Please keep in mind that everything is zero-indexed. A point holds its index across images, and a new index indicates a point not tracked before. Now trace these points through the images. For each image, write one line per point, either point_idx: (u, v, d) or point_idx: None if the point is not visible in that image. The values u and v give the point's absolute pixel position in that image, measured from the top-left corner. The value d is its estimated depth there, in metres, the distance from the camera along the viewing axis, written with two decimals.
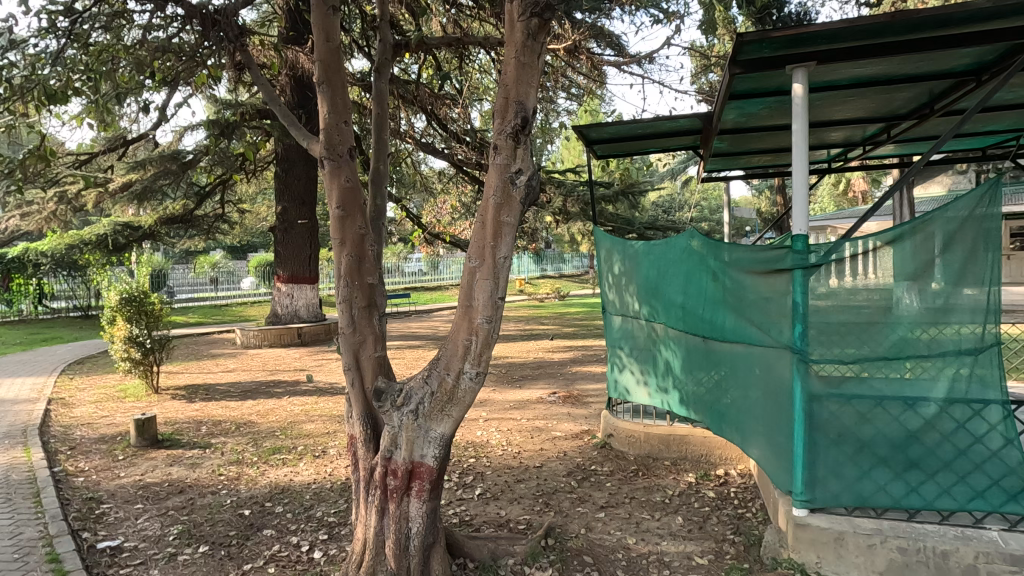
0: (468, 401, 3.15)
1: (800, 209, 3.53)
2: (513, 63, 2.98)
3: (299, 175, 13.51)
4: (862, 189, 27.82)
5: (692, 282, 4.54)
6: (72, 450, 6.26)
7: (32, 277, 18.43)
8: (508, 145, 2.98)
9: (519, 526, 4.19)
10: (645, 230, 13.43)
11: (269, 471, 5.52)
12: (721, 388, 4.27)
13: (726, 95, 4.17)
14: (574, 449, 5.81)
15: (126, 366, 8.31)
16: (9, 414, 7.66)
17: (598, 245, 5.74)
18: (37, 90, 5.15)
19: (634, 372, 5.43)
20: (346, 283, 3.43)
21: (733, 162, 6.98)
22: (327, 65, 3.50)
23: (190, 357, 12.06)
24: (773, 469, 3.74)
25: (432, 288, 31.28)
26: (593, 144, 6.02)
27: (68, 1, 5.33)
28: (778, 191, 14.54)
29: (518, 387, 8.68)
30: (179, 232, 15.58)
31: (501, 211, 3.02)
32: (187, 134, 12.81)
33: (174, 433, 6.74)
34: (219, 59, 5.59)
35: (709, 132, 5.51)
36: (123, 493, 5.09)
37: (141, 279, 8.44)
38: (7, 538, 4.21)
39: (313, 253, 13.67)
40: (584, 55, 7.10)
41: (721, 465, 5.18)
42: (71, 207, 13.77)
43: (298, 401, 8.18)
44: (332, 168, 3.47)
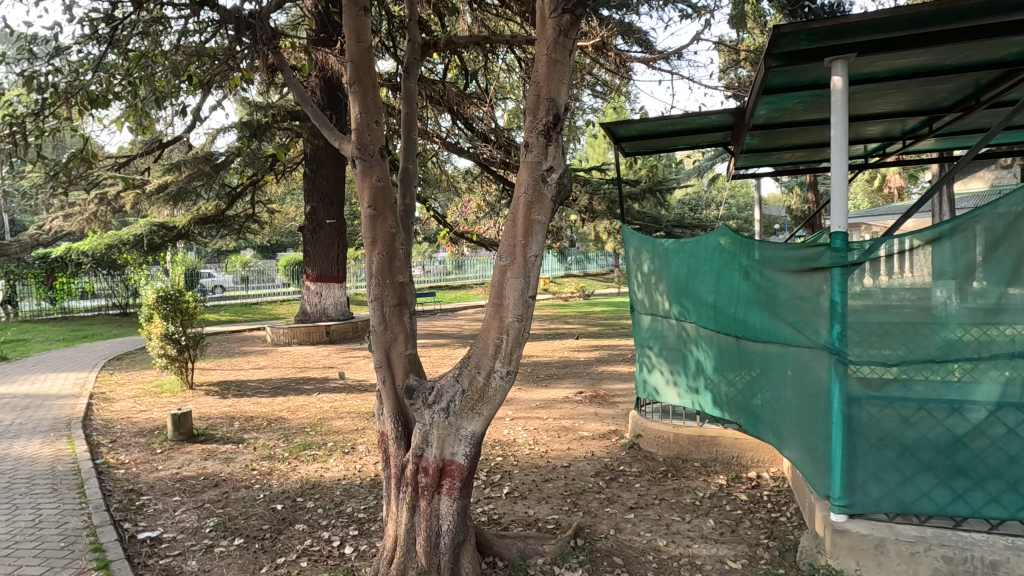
0: (499, 400, 3.15)
1: (838, 207, 3.43)
2: (544, 60, 2.97)
3: (327, 175, 13.71)
4: (899, 185, 27.02)
5: (723, 280, 4.46)
6: (112, 443, 6.47)
7: (74, 277, 19.33)
8: (540, 143, 2.97)
9: (548, 526, 4.17)
10: (672, 228, 13.26)
11: (300, 466, 5.61)
12: (755, 388, 4.19)
13: (761, 89, 4.07)
14: (602, 449, 5.76)
15: (162, 362, 8.56)
16: (53, 408, 7.97)
17: (626, 243, 5.67)
18: (81, 94, 5.34)
19: (663, 371, 5.35)
20: (377, 282, 3.46)
21: (764, 159, 6.83)
22: (358, 65, 3.53)
23: (222, 354, 12.34)
24: (809, 472, 3.65)
25: (456, 287, 31.47)
26: (621, 142, 5.95)
27: (109, 8, 5.49)
28: (810, 188, 14.19)
29: (544, 387, 8.64)
30: (211, 232, 15.99)
31: (532, 210, 3.00)
32: (219, 136, 13.12)
33: (209, 428, 6.92)
34: (252, 61, 5.71)
35: (740, 127, 5.40)
36: (161, 485, 5.25)
37: (176, 277, 8.67)
38: (54, 527, 4.38)
39: (341, 252, 13.87)
40: (612, 52, 7.01)
41: (753, 467, 5.08)
42: (111, 208, 14.28)
43: (327, 398, 8.31)
44: (363, 167, 3.51)
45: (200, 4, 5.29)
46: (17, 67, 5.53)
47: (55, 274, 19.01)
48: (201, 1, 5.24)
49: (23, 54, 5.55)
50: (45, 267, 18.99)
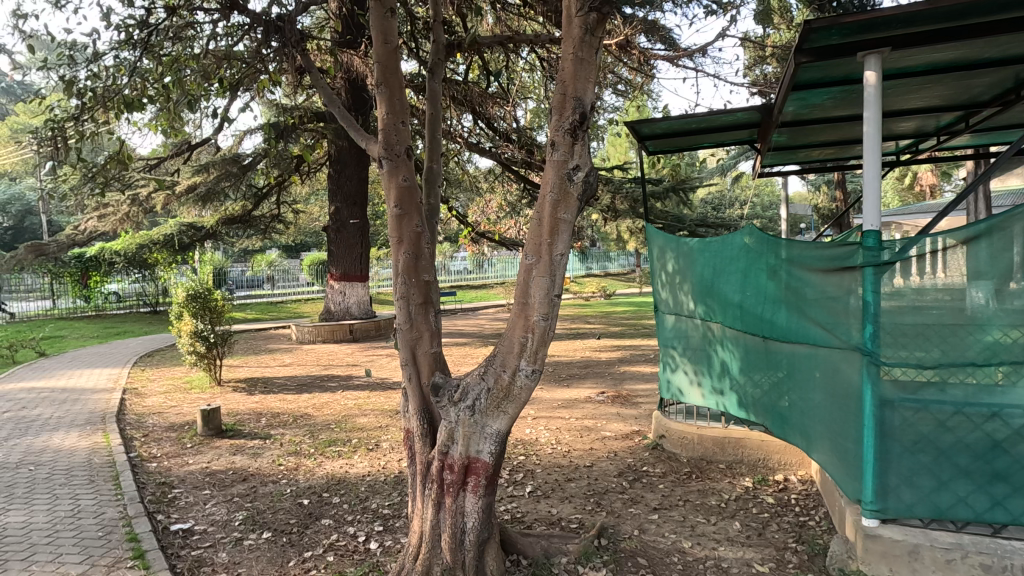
0: (524, 398, 3.16)
1: (870, 205, 3.35)
2: (570, 60, 2.97)
3: (351, 175, 13.87)
4: (931, 182, 26.24)
5: (750, 280, 4.40)
6: (145, 437, 6.66)
7: (107, 275, 19.95)
8: (566, 141, 2.97)
9: (572, 525, 4.17)
10: (696, 227, 13.11)
11: (325, 462, 5.70)
12: (782, 390, 4.13)
13: (790, 85, 4.01)
14: (625, 450, 5.73)
15: (192, 359, 8.78)
16: (89, 402, 8.25)
17: (650, 242, 5.59)
18: (118, 99, 5.52)
19: (687, 371, 5.28)
20: (403, 280, 3.50)
21: (791, 157, 6.72)
22: (384, 67, 3.57)
23: (250, 351, 12.60)
24: (839, 476, 3.58)
25: (477, 286, 31.59)
26: (644, 140, 5.90)
27: (143, 14, 5.65)
28: (838, 187, 13.88)
29: (566, 386, 8.63)
30: (238, 231, 16.32)
31: (558, 209, 3.00)
32: (246, 138, 13.37)
33: (237, 423, 7.08)
34: (280, 64, 5.82)
35: (767, 125, 5.32)
36: (192, 478, 5.38)
37: (205, 276, 8.87)
38: (92, 517, 4.52)
39: (364, 252, 14.03)
40: (636, 51, 6.96)
41: (780, 470, 4.99)
42: (142, 208, 14.69)
43: (351, 396, 8.41)
44: (390, 167, 3.54)
45: (230, 8, 5.41)
46: (57, 72, 5.72)
47: (90, 272, 19.64)
48: (231, 5, 5.36)
49: (64, 61, 5.75)
50: (80, 266, 19.61)
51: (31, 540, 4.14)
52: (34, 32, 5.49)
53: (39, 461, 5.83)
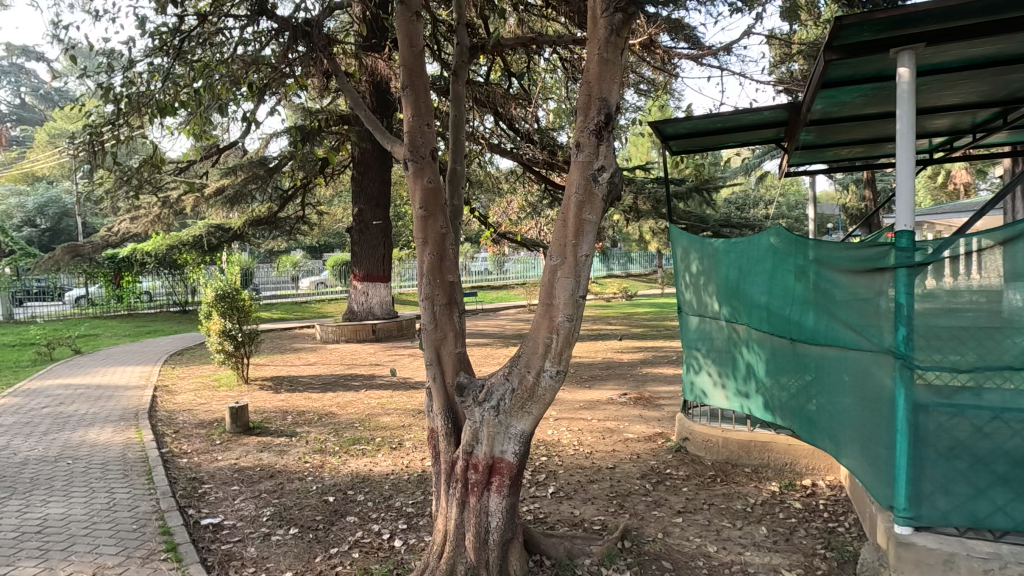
0: (548, 398, 3.16)
1: (903, 204, 3.27)
2: (596, 60, 2.96)
3: (373, 177, 14.03)
4: (966, 180, 25.44)
5: (777, 281, 4.33)
6: (176, 433, 6.84)
7: (139, 276, 20.49)
8: (591, 142, 2.97)
9: (595, 527, 4.16)
10: (720, 227, 12.94)
11: (349, 461, 5.77)
12: (810, 393, 4.06)
13: (819, 83, 3.94)
14: (647, 452, 5.69)
15: (220, 357, 8.98)
16: (123, 398, 8.50)
17: (673, 243, 5.51)
18: (152, 105, 5.68)
19: (711, 373, 5.21)
20: (428, 281, 3.54)
21: (818, 156, 6.60)
22: (410, 70, 3.62)
23: (275, 350, 12.83)
24: (870, 482, 3.51)
25: (498, 286, 31.63)
26: (668, 140, 5.84)
27: (176, 22, 5.81)
28: (868, 186, 13.56)
29: (588, 388, 8.59)
30: (264, 232, 16.63)
31: (583, 209, 3.00)
32: (272, 141, 13.62)
33: (264, 421, 7.21)
34: (306, 68, 5.93)
35: (795, 123, 5.23)
36: (221, 474, 5.51)
37: (233, 277, 9.06)
38: (126, 509, 4.67)
39: (386, 252, 14.19)
40: (659, 50, 6.90)
41: (807, 475, 4.91)
42: (173, 210, 15.06)
43: (374, 395, 8.51)
44: (415, 169, 3.58)
45: (258, 14, 5.53)
46: (94, 79, 5.91)
47: (122, 273, 20.22)
48: (260, 10, 5.48)
49: (102, 69, 5.95)
50: (113, 267, 20.17)
51: (70, 531, 4.30)
52: (73, 41, 5.68)
53: (76, 455, 6.04)
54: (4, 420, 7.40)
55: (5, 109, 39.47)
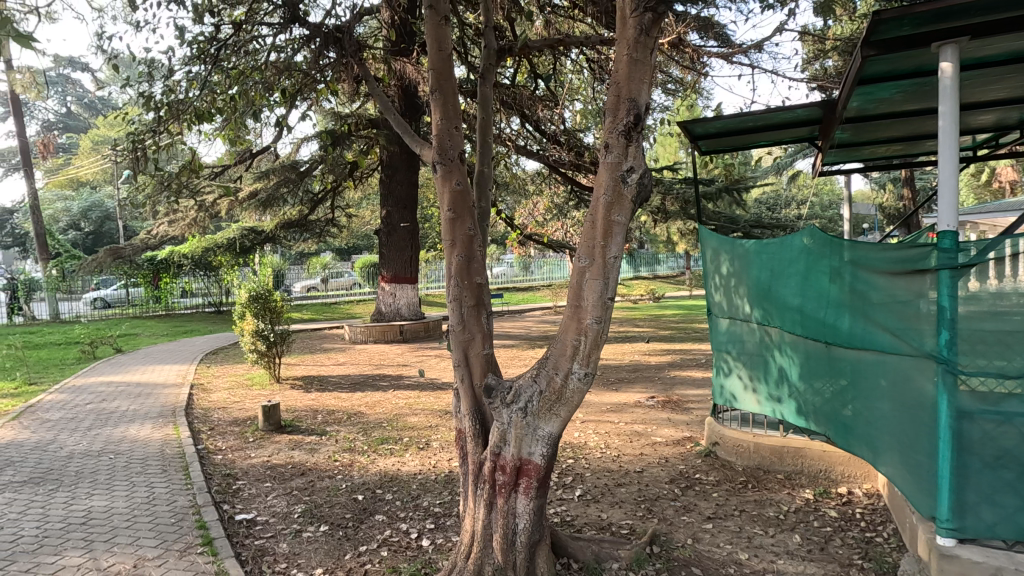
0: (577, 401, 3.15)
1: (945, 204, 3.16)
2: (625, 61, 2.95)
3: (401, 180, 14.20)
4: (1011, 178, 24.37)
5: (810, 283, 4.22)
6: (211, 430, 7.03)
7: (176, 277, 21.15)
8: (620, 143, 2.95)
9: (622, 531, 4.12)
10: (751, 228, 12.68)
11: (378, 460, 5.85)
12: (846, 398, 3.95)
13: (855, 80, 3.84)
14: (676, 456, 5.61)
15: (253, 357, 9.21)
16: (161, 396, 8.78)
17: (703, 244, 5.41)
18: (190, 112, 5.87)
19: (742, 377, 5.09)
20: (456, 282, 3.56)
21: (854, 154, 6.43)
22: (439, 73, 3.65)
23: (306, 350, 13.09)
24: (910, 491, 3.40)
25: (524, 287, 31.61)
26: (697, 140, 5.76)
27: (212, 31, 5.98)
28: (907, 184, 13.10)
29: (615, 390, 8.52)
30: (295, 235, 16.99)
31: (612, 210, 2.98)
32: (303, 146, 13.91)
33: (295, 419, 7.37)
34: (337, 73, 6.05)
35: (830, 121, 5.10)
36: (254, 471, 5.64)
37: (265, 278, 9.27)
38: (165, 504, 4.82)
39: (414, 254, 14.34)
40: (689, 49, 6.81)
41: (843, 483, 4.77)
42: (208, 214, 15.50)
43: (402, 395, 8.61)
44: (443, 171, 3.61)
45: (291, 21, 5.66)
46: (136, 87, 6.14)
47: (160, 274, 20.91)
48: (292, 17, 5.61)
49: (143, 78, 6.17)
50: (152, 268, 20.87)
51: (113, 523, 4.46)
52: (116, 51, 5.90)
53: (118, 450, 6.27)
54: (51, 415, 7.73)
55: (53, 118, 41.27)
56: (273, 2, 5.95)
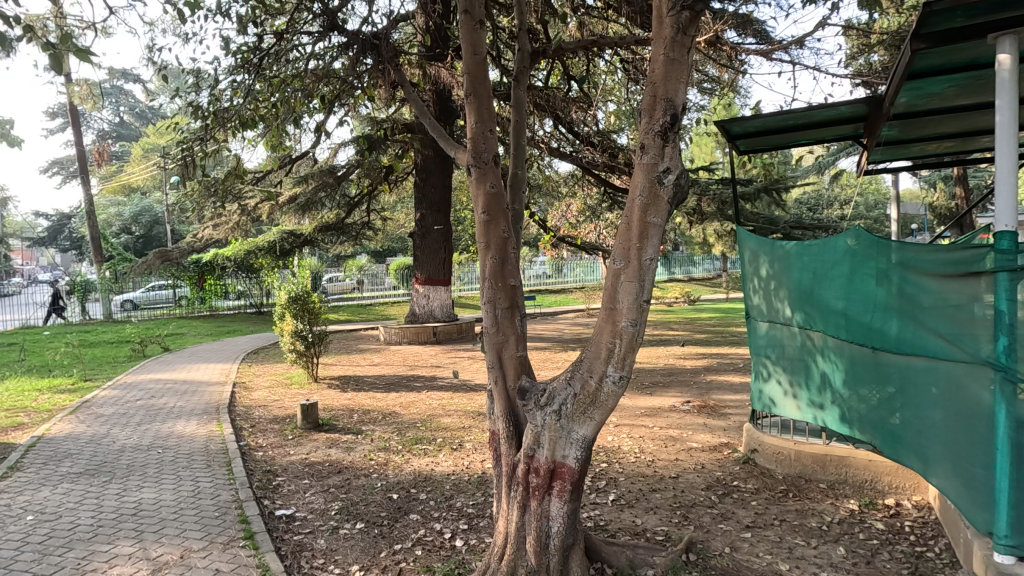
0: (611, 404, 3.12)
1: (1003, 203, 3.01)
2: (661, 60, 2.91)
3: (435, 183, 14.34)
4: None
5: (856, 285, 4.07)
6: (253, 428, 7.25)
7: (220, 278, 21.92)
8: (656, 144, 2.91)
9: (658, 537, 4.06)
10: (791, 229, 12.33)
11: (412, 460, 5.92)
12: (893, 406, 3.79)
13: (904, 75, 3.69)
14: (713, 462, 5.49)
15: (292, 356, 9.47)
16: (206, 393, 9.11)
17: (741, 245, 5.23)
18: (234, 119, 6.09)
19: (781, 382, 4.93)
20: (490, 285, 3.57)
21: (902, 152, 6.18)
22: (473, 77, 3.68)
23: (343, 351, 13.37)
24: (964, 504, 3.24)
25: (557, 290, 31.50)
26: (734, 140, 5.64)
27: (255, 41, 6.19)
28: (960, 183, 12.50)
29: (649, 394, 8.40)
30: (332, 238, 17.38)
31: (648, 212, 2.95)
32: (340, 151, 14.23)
33: (332, 418, 7.53)
34: (373, 79, 6.17)
35: (876, 118, 4.91)
36: (293, 468, 5.79)
37: (304, 280, 9.52)
38: (210, 498, 5.00)
39: (447, 256, 14.49)
40: (726, 46, 6.69)
41: (891, 494, 4.57)
42: (250, 218, 16.01)
43: (435, 396, 8.69)
44: (478, 174, 3.63)
45: (330, 30, 5.81)
46: (184, 97, 6.40)
47: (205, 276, 21.72)
48: (331, 26, 5.77)
49: (191, 88, 6.44)
50: (197, 270, 21.69)
51: (161, 515, 4.65)
52: (166, 63, 6.18)
53: (165, 444, 6.53)
54: (105, 410, 8.12)
55: (107, 127, 43.41)
56: (313, 11, 6.12)
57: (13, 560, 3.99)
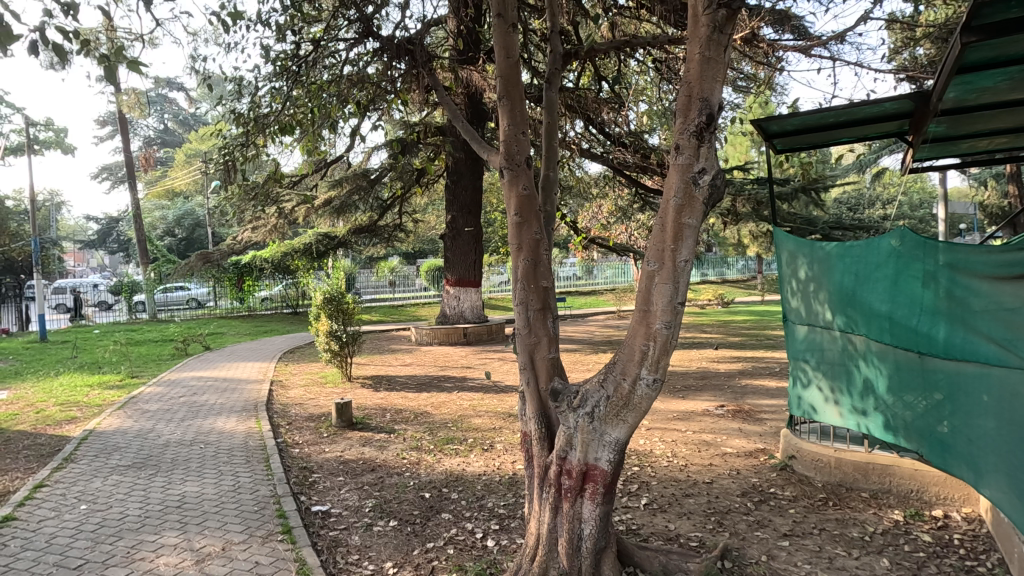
0: (645, 407, 3.09)
1: None
2: (696, 59, 2.88)
3: (466, 185, 14.43)
4: None
5: (901, 288, 3.93)
6: (289, 425, 7.44)
7: (258, 280, 22.58)
8: (691, 144, 2.87)
9: (691, 543, 4.00)
10: (830, 230, 11.97)
11: (444, 459, 5.98)
12: (941, 413, 3.66)
13: (954, 69, 3.55)
14: (748, 468, 5.38)
15: (327, 355, 9.68)
16: (245, 391, 9.39)
17: (778, 246, 5.05)
18: (273, 125, 6.28)
19: (821, 388, 4.76)
20: (522, 286, 3.59)
21: (950, 149, 5.92)
22: (506, 80, 3.71)
23: (376, 351, 13.60)
24: (1019, 517, 3.12)
25: (587, 292, 31.31)
26: (771, 138, 5.51)
27: (294, 48, 6.37)
28: (1014, 181, 11.89)
29: (682, 398, 8.26)
30: (366, 240, 17.71)
31: (682, 213, 2.92)
32: (373, 154, 14.50)
33: (365, 417, 7.67)
34: (406, 84, 6.28)
35: (923, 115, 4.73)
36: (328, 465, 5.92)
37: (338, 281, 9.71)
38: (249, 492, 5.16)
39: (477, 258, 14.60)
40: (762, 43, 6.55)
41: (938, 505, 4.39)
42: (286, 221, 16.43)
43: (466, 397, 8.76)
44: (511, 176, 3.65)
45: (365, 35, 5.94)
46: (226, 103, 6.63)
47: (244, 277, 22.42)
48: (366, 32, 5.89)
49: (233, 95, 6.66)
50: (237, 271, 22.40)
51: (204, 508, 4.82)
52: (209, 72, 6.42)
53: (207, 440, 6.77)
54: (151, 406, 8.45)
55: (153, 134, 45.22)
56: (349, 19, 6.27)
57: (68, 547, 4.20)
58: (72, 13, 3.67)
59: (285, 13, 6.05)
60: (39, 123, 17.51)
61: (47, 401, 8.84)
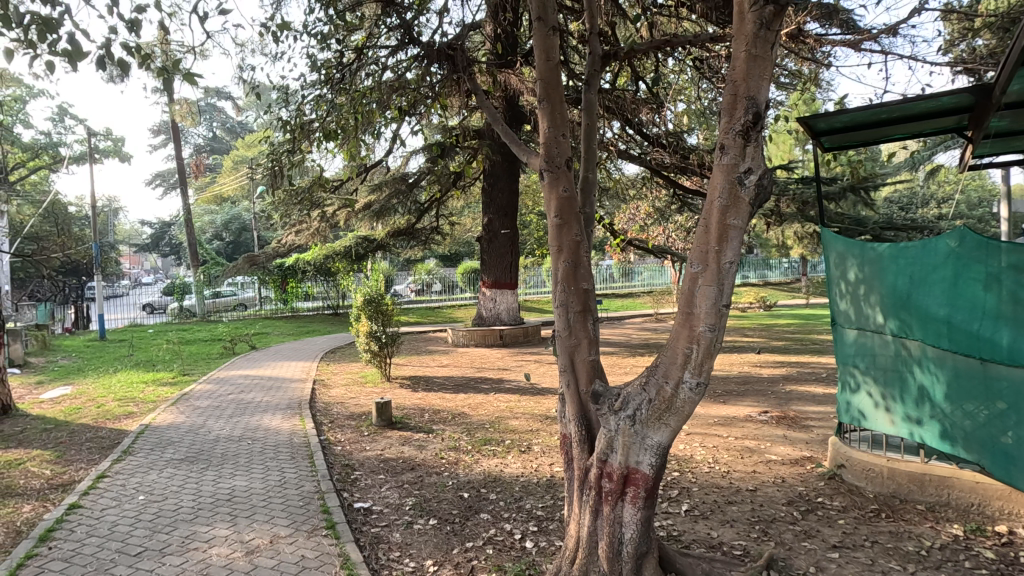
0: (687, 411, 3.04)
1: None
2: (743, 57, 2.82)
3: (503, 188, 14.49)
4: None
5: (962, 291, 3.80)
6: (332, 423, 7.63)
7: (301, 281, 23.26)
8: (737, 143, 2.82)
9: (735, 552, 3.90)
10: (881, 230, 11.49)
11: (482, 460, 6.03)
12: (1006, 424, 3.57)
13: (1019, 63, 3.37)
14: (794, 476, 5.22)
15: (367, 356, 9.88)
16: (289, 390, 9.69)
17: (825, 246, 4.82)
18: (317, 131, 6.48)
19: (872, 393, 4.52)
20: (563, 288, 3.59)
21: (1014, 144, 5.61)
22: (547, 83, 3.72)
23: (413, 352, 13.80)
24: None
25: (624, 294, 30.97)
26: (819, 136, 5.35)
27: (338, 57, 6.56)
28: None
29: (723, 403, 8.08)
30: (404, 242, 18.01)
31: (727, 214, 2.87)
32: (411, 158, 14.74)
33: (404, 416, 7.80)
34: (445, 89, 6.39)
35: (983, 110, 4.51)
36: (369, 463, 6.05)
37: (378, 283, 9.90)
38: (295, 488, 5.32)
39: (513, 260, 14.65)
40: (809, 38, 6.37)
41: (1002, 520, 4.16)
42: (328, 224, 16.87)
43: (503, 399, 8.79)
44: (551, 178, 3.65)
45: (405, 42, 6.06)
46: (273, 111, 6.88)
47: (288, 279, 23.14)
48: (407, 38, 6.00)
49: (279, 103, 6.90)
50: (281, 274, 23.13)
51: (253, 501, 5.01)
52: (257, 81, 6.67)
53: (255, 436, 7.02)
54: (201, 403, 8.82)
55: (202, 141, 47.13)
56: (390, 26, 6.40)
57: (128, 535, 4.42)
58: (135, 29, 3.88)
59: (330, 23, 6.24)
60: (100, 133, 18.48)
61: (107, 397, 9.31)
